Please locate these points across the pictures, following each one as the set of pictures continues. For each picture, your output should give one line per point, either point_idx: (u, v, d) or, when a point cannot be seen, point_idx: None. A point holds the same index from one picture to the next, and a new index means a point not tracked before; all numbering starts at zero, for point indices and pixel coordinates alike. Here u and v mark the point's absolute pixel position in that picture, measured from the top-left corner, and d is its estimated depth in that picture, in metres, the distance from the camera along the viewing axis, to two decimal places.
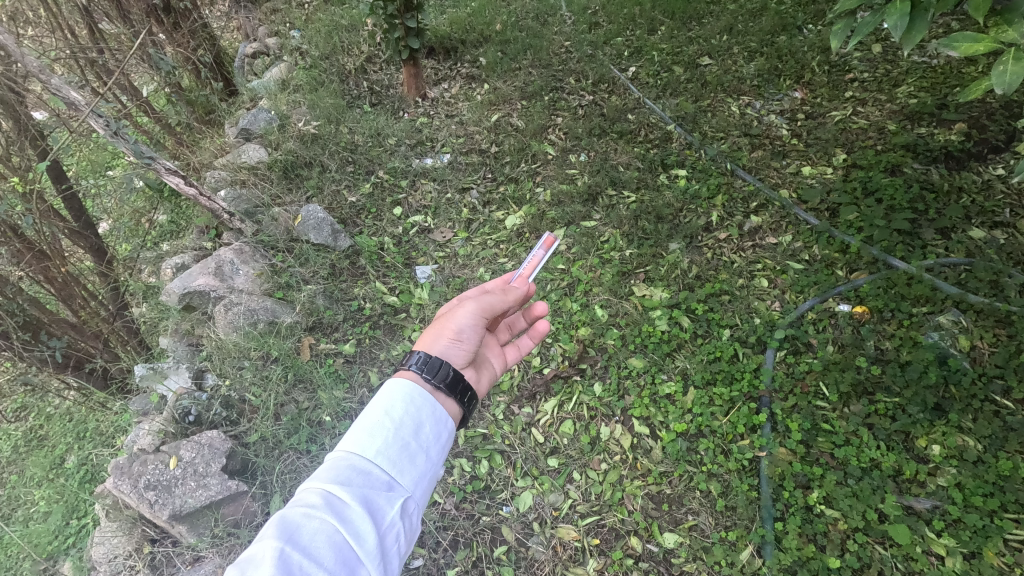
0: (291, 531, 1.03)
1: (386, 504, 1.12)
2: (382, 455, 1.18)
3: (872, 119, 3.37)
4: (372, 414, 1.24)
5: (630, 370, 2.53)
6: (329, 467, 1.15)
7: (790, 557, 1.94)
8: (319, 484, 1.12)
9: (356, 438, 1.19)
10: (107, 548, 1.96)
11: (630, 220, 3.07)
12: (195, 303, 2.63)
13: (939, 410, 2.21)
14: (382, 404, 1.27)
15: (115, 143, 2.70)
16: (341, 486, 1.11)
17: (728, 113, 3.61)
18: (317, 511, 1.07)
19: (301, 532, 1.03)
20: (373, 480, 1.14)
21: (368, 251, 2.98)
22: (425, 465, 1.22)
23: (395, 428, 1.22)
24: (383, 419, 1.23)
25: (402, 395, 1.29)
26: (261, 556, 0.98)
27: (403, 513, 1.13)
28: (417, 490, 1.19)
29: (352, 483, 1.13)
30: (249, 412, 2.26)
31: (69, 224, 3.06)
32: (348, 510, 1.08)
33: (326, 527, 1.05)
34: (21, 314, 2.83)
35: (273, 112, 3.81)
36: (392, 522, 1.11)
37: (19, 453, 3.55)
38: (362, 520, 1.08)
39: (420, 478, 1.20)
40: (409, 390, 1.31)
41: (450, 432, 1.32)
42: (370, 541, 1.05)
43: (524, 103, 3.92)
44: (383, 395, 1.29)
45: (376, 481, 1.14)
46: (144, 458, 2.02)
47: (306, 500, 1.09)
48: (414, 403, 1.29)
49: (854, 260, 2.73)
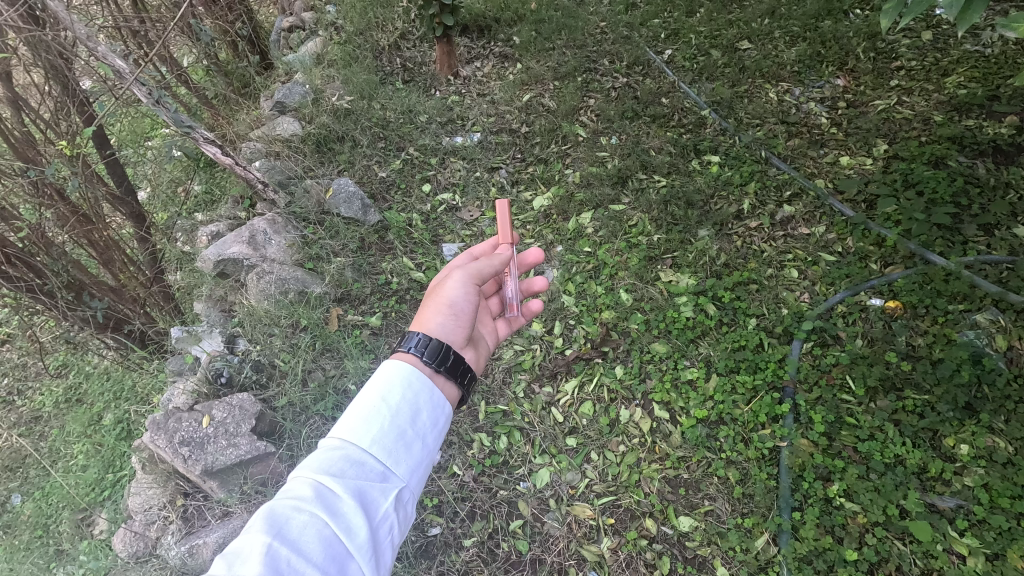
0: (280, 525, 1.03)
1: (379, 496, 1.14)
2: (374, 447, 1.19)
3: (917, 110, 3.25)
4: (367, 401, 1.26)
5: (652, 354, 2.52)
6: (322, 457, 1.17)
7: (806, 546, 1.94)
8: (309, 475, 1.13)
9: (350, 428, 1.21)
10: (142, 499, 2.10)
11: (659, 205, 3.04)
12: (229, 271, 2.69)
13: (970, 409, 2.16)
14: (380, 389, 1.29)
15: (157, 112, 2.76)
16: (332, 479, 1.12)
17: (766, 99, 3.52)
18: (307, 505, 1.07)
19: (290, 526, 1.03)
20: (364, 474, 1.16)
21: (397, 226, 3.03)
22: (420, 452, 1.25)
23: (391, 415, 1.25)
24: (379, 405, 1.25)
25: (397, 382, 1.32)
26: (248, 551, 0.97)
27: (396, 504, 1.16)
28: (409, 482, 1.21)
29: (344, 475, 1.13)
30: (278, 376, 2.33)
31: (111, 189, 3.14)
32: (339, 502, 1.09)
33: (316, 521, 1.05)
34: (64, 275, 2.95)
35: (308, 86, 3.85)
36: (385, 513, 1.14)
37: (60, 408, 3.73)
38: (354, 514, 1.09)
39: (414, 469, 1.23)
40: (404, 372, 1.34)
41: (446, 417, 1.36)
42: (361, 536, 1.06)
43: (556, 83, 3.88)
44: (378, 382, 1.32)
45: (367, 474, 1.16)
46: (179, 415, 2.10)
47: (296, 492, 1.10)
48: (410, 390, 1.31)
49: (890, 254, 2.67)
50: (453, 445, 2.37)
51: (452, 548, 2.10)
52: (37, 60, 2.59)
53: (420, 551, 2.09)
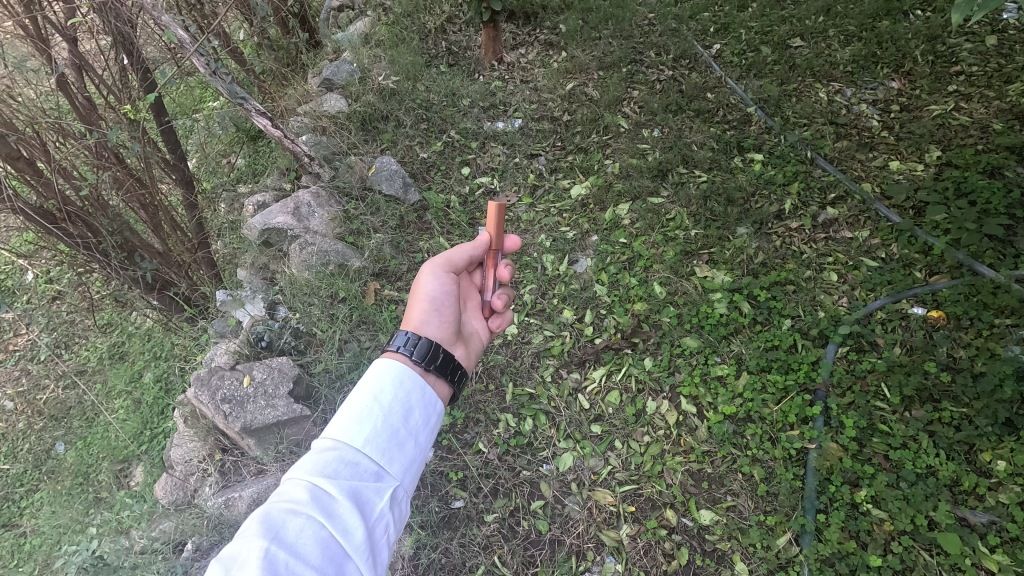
0: (276, 528, 1.05)
1: (373, 496, 1.17)
2: (366, 449, 1.23)
3: (975, 117, 3.14)
4: (358, 403, 1.29)
5: (683, 348, 2.52)
6: (316, 459, 1.19)
7: (829, 549, 1.92)
8: (303, 478, 1.15)
9: (342, 429, 1.24)
10: (184, 451, 2.20)
11: (698, 200, 3.01)
12: (273, 240, 2.77)
13: (1010, 426, 2.10)
14: (371, 390, 1.33)
15: (213, 82, 2.86)
16: (327, 482, 1.15)
17: (815, 99, 3.44)
18: (303, 507, 1.10)
19: (287, 529, 1.05)
20: (358, 476, 1.18)
21: (435, 207, 3.08)
22: (414, 451, 1.29)
23: (383, 416, 1.28)
24: (370, 405, 1.29)
25: (388, 382, 1.36)
26: (246, 554, 0.99)
27: (391, 503, 1.19)
28: (403, 480, 1.24)
29: (339, 477, 1.16)
30: (315, 344, 2.41)
31: (164, 156, 3.26)
32: (336, 504, 1.12)
33: (312, 524, 1.07)
34: (118, 235, 3.08)
35: (355, 65, 3.92)
36: (381, 513, 1.17)
37: (104, 364, 3.90)
38: (350, 515, 1.11)
39: (407, 468, 1.26)
40: (389, 370, 1.39)
41: (437, 415, 1.41)
42: (357, 536, 1.09)
43: (601, 73, 3.86)
44: (368, 384, 1.35)
45: (361, 475, 1.19)
46: (221, 373, 2.19)
47: (291, 494, 1.12)
48: (401, 390, 1.36)
49: (936, 262, 2.60)
50: (480, 423, 2.41)
51: (474, 521, 2.15)
52: (106, 27, 2.70)
53: (443, 521, 2.15)
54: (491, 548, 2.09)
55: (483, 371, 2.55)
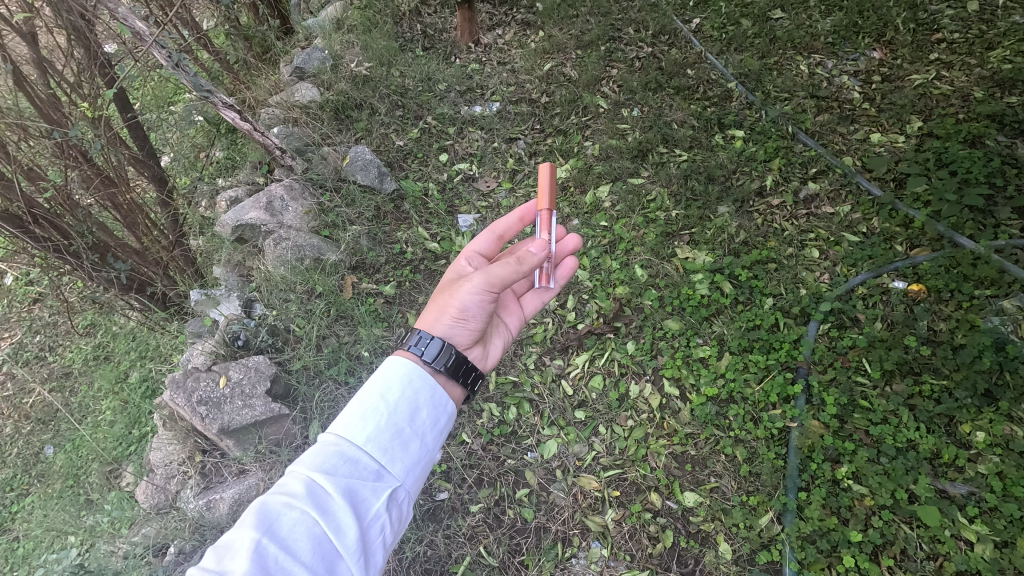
0: (271, 520, 1.06)
1: (370, 495, 1.16)
2: (369, 446, 1.21)
3: (956, 85, 3.11)
4: (365, 399, 1.27)
5: (665, 331, 2.51)
6: (319, 453, 1.19)
7: (811, 526, 1.94)
8: (303, 471, 1.15)
9: (346, 425, 1.23)
10: (163, 454, 2.18)
11: (679, 179, 2.98)
12: (247, 236, 2.73)
13: (988, 397, 2.11)
14: (380, 385, 1.30)
15: (177, 75, 2.77)
16: (326, 477, 1.14)
17: (796, 72, 3.40)
18: (299, 500, 1.10)
19: (281, 524, 1.05)
20: (357, 472, 1.17)
21: (412, 196, 3.03)
22: (418, 451, 1.27)
23: (389, 414, 1.26)
24: (377, 403, 1.27)
25: (399, 380, 1.33)
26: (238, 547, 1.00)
27: (389, 503, 1.17)
28: (404, 481, 1.22)
29: (338, 472, 1.15)
30: (293, 341, 2.37)
31: (133, 153, 3.19)
32: (331, 500, 1.11)
33: (306, 520, 1.07)
34: (88, 236, 3.01)
35: (327, 52, 3.82)
36: (377, 513, 1.15)
37: (89, 365, 3.86)
38: (344, 513, 1.10)
39: (410, 468, 1.24)
40: (398, 368, 1.35)
41: (448, 416, 1.37)
42: (350, 537, 1.08)
43: (579, 52, 3.79)
44: (379, 380, 1.33)
45: (360, 473, 1.17)
46: (197, 375, 2.15)
47: (289, 487, 1.12)
48: (410, 390, 1.32)
49: (917, 235, 2.58)
50: (463, 414, 2.40)
51: (458, 513, 2.15)
52: (59, 20, 2.60)
53: (427, 514, 2.15)
54: (477, 539, 2.09)
55: None
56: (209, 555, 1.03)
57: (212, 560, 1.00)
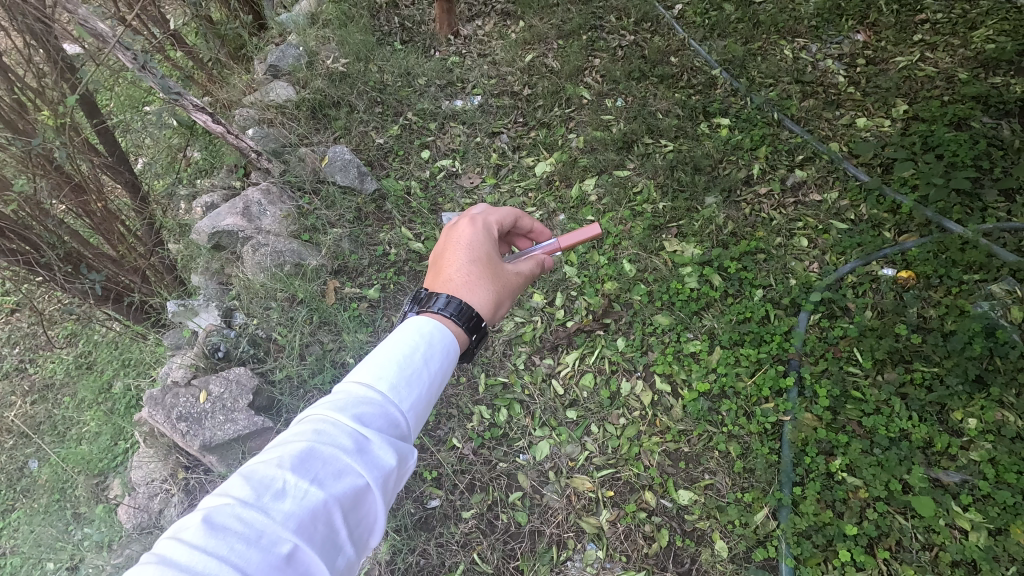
0: (314, 465, 0.89)
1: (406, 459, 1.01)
2: (405, 395, 1.05)
3: (941, 67, 3.08)
4: (399, 349, 1.11)
5: (655, 326, 2.47)
6: (359, 399, 1.01)
7: (806, 521, 1.92)
8: (343, 416, 0.97)
9: (389, 379, 1.05)
10: (145, 472, 2.15)
11: (665, 170, 2.93)
12: (225, 243, 2.67)
13: (980, 382, 2.11)
14: (422, 346, 1.14)
15: (144, 78, 2.67)
16: (364, 421, 0.98)
17: (780, 57, 3.35)
18: (338, 440, 0.93)
19: (322, 464, 0.90)
20: (394, 420, 1.01)
21: (394, 195, 2.97)
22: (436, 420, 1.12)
23: (423, 365, 1.11)
24: (419, 365, 1.10)
25: (432, 335, 1.17)
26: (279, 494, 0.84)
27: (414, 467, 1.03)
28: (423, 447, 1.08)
29: (377, 417, 0.99)
30: (275, 350, 2.34)
31: (103, 159, 3.09)
32: (376, 453, 0.95)
33: (347, 465, 0.91)
34: (61, 247, 2.92)
35: (302, 48, 3.72)
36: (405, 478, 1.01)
37: (71, 376, 3.74)
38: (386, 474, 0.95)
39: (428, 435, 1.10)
40: (428, 325, 1.19)
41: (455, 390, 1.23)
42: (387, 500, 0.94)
43: (560, 42, 3.71)
44: (408, 333, 1.16)
45: (397, 420, 1.02)
46: (176, 391, 2.12)
47: (329, 431, 0.94)
48: (447, 355, 1.17)
49: (905, 221, 2.57)
50: (453, 418, 2.35)
51: (451, 520, 2.12)
52: (15, 25, 2.49)
53: (419, 522, 2.11)
54: (470, 546, 2.07)
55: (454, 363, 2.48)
56: (234, 486, 0.85)
57: (241, 497, 0.84)
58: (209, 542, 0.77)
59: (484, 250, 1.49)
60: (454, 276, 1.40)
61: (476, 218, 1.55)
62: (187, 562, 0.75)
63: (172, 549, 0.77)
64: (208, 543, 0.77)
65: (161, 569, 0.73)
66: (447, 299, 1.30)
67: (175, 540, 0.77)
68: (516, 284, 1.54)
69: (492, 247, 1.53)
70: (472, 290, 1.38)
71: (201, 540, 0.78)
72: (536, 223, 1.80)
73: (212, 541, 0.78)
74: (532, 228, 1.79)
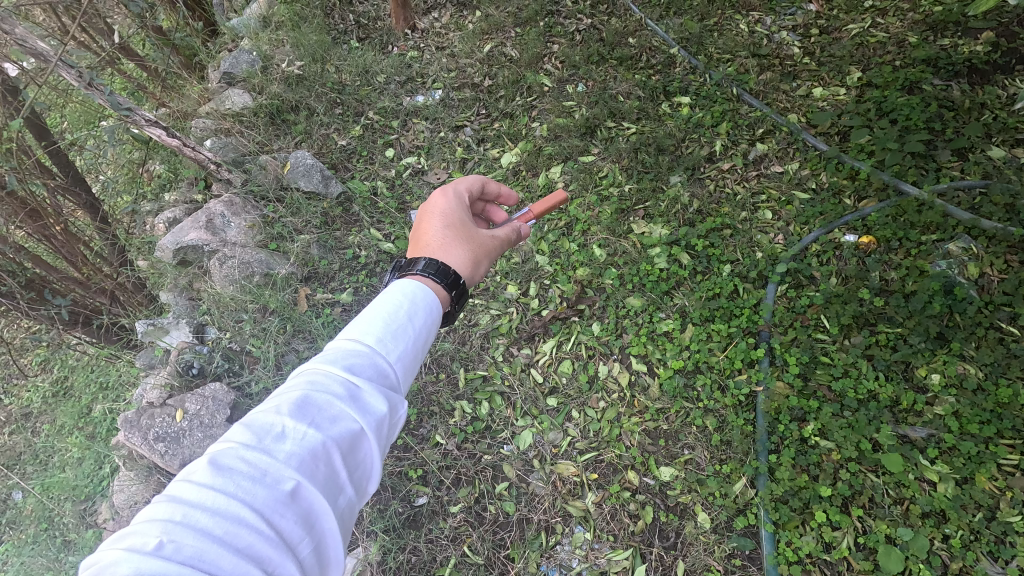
0: (309, 410, 0.90)
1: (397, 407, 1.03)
2: (393, 347, 1.05)
3: (891, 32, 3.13)
4: (385, 307, 1.11)
5: (628, 309, 2.51)
6: (348, 352, 1.01)
7: (783, 487, 1.99)
8: (335, 366, 0.97)
9: (377, 333, 1.05)
10: (127, 496, 2.15)
11: (629, 153, 2.95)
12: (190, 257, 2.65)
13: (941, 338, 2.18)
14: (406, 302, 1.14)
15: (91, 95, 2.59)
16: (355, 369, 0.98)
17: (736, 32, 3.38)
18: (331, 388, 0.94)
19: (317, 410, 0.90)
20: (384, 371, 1.02)
21: (360, 196, 2.96)
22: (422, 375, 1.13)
23: (408, 321, 1.11)
24: (404, 320, 1.10)
25: (415, 294, 1.18)
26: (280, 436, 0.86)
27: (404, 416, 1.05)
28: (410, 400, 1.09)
29: (367, 366, 1.00)
30: (250, 363, 2.38)
31: (57, 181, 3.02)
32: (370, 399, 0.96)
33: (342, 411, 0.92)
34: (22, 275, 2.86)
35: (255, 53, 3.66)
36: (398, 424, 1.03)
37: (48, 403, 3.65)
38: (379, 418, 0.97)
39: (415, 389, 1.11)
40: (411, 286, 1.19)
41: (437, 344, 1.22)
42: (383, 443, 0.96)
43: (518, 30, 3.69)
44: (390, 293, 1.17)
45: (387, 371, 1.02)
46: (151, 412, 2.12)
47: (323, 379, 0.95)
48: (430, 313, 1.17)
49: (864, 187, 2.62)
50: (435, 416, 2.37)
51: (439, 515, 2.14)
52: None
53: (408, 521, 2.14)
54: (460, 539, 2.10)
55: (432, 361, 2.50)
56: (234, 432, 0.86)
57: (243, 440, 0.85)
58: (216, 480, 0.78)
59: (456, 217, 1.52)
60: (429, 243, 1.43)
61: (446, 189, 1.59)
62: (196, 500, 0.76)
63: (180, 489, 0.78)
64: (216, 481, 0.78)
65: (173, 508, 0.75)
66: (425, 261, 1.32)
67: (185, 480, 0.78)
68: (493, 248, 1.56)
69: (465, 213, 1.56)
70: (447, 254, 1.41)
71: (208, 479, 0.79)
72: (503, 187, 1.78)
73: (220, 479, 0.79)
74: (500, 193, 1.78)
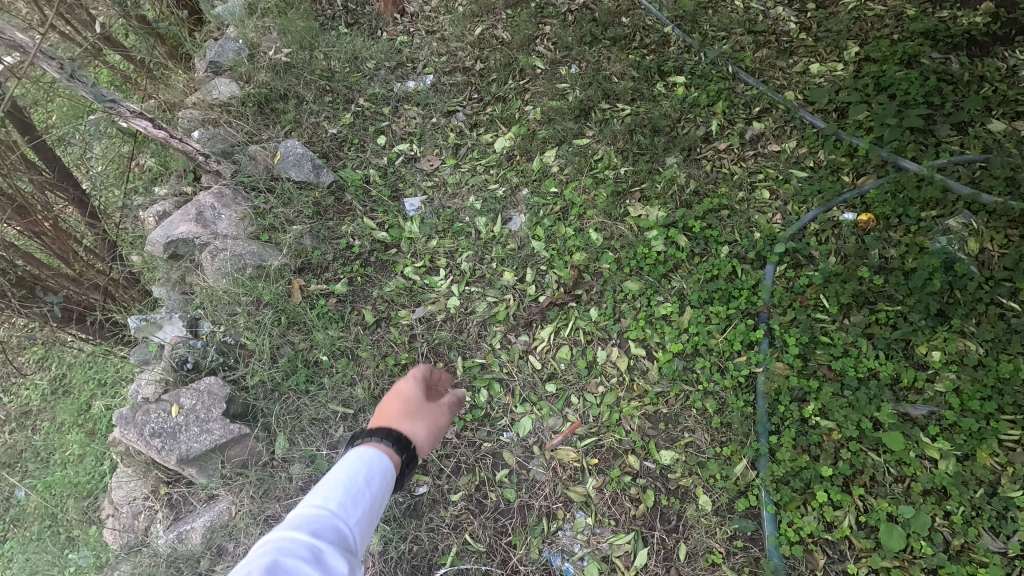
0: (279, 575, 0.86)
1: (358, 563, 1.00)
2: (351, 511, 1.06)
3: (889, 5, 3.07)
4: (339, 476, 1.12)
5: (625, 293, 2.48)
6: (307, 517, 1.00)
7: (783, 468, 1.98)
8: (295, 533, 0.96)
9: (333, 496, 1.06)
10: (126, 492, 2.25)
11: (624, 135, 2.91)
12: (182, 251, 2.63)
13: (942, 316, 2.16)
14: (360, 471, 1.16)
15: (73, 88, 2.51)
16: (317, 533, 0.97)
17: (731, 8, 3.31)
18: (296, 552, 0.92)
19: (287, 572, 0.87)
20: (342, 532, 1.02)
21: (352, 185, 2.94)
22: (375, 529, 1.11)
23: (364, 487, 1.13)
24: (356, 485, 1.12)
25: (366, 462, 1.21)
26: None
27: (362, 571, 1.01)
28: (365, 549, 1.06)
29: (326, 528, 1.00)
30: (245, 356, 2.42)
31: (43, 176, 2.96)
32: (334, 560, 0.94)
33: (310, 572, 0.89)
34: (13, 273, 2.83)
35: (241, 41, 3.58)
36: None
37: (48, 401, 3.63)
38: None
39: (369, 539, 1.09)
40: (360, 457, 1.22)
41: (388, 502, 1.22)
42: None
43: (509, 12, 3.61)
44: (343, 466, 1.19)
45: (344, 531, 1.02)
46: (146, 408, 2.18)
47: (288, 543, 0.93)
48: (381, 477, 1.20)
49: (862, 163, 2.58)
50: None
51: (440, 504, 2.14)
52: None
53: (408, 511, 2.13)
54: (462, 527, 2.10)
55: (429, 350, 2.47)
56: None
57: None
58: None
59: None
60: None
61: None
62: None
63: None
64: None
65: None
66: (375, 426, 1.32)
67: None
68: None
69: None
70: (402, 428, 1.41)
71: None
72: None
73: None
74: None
